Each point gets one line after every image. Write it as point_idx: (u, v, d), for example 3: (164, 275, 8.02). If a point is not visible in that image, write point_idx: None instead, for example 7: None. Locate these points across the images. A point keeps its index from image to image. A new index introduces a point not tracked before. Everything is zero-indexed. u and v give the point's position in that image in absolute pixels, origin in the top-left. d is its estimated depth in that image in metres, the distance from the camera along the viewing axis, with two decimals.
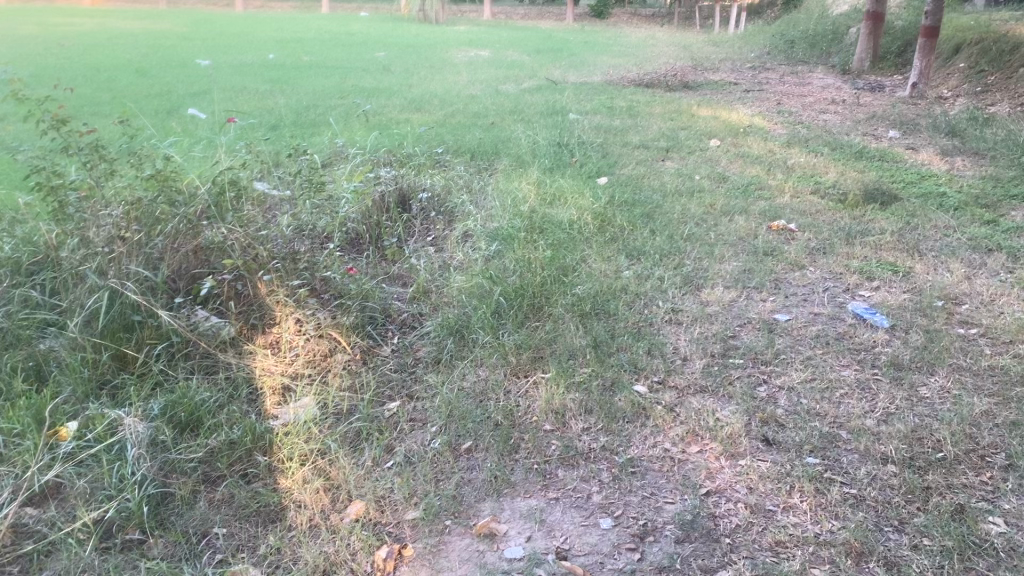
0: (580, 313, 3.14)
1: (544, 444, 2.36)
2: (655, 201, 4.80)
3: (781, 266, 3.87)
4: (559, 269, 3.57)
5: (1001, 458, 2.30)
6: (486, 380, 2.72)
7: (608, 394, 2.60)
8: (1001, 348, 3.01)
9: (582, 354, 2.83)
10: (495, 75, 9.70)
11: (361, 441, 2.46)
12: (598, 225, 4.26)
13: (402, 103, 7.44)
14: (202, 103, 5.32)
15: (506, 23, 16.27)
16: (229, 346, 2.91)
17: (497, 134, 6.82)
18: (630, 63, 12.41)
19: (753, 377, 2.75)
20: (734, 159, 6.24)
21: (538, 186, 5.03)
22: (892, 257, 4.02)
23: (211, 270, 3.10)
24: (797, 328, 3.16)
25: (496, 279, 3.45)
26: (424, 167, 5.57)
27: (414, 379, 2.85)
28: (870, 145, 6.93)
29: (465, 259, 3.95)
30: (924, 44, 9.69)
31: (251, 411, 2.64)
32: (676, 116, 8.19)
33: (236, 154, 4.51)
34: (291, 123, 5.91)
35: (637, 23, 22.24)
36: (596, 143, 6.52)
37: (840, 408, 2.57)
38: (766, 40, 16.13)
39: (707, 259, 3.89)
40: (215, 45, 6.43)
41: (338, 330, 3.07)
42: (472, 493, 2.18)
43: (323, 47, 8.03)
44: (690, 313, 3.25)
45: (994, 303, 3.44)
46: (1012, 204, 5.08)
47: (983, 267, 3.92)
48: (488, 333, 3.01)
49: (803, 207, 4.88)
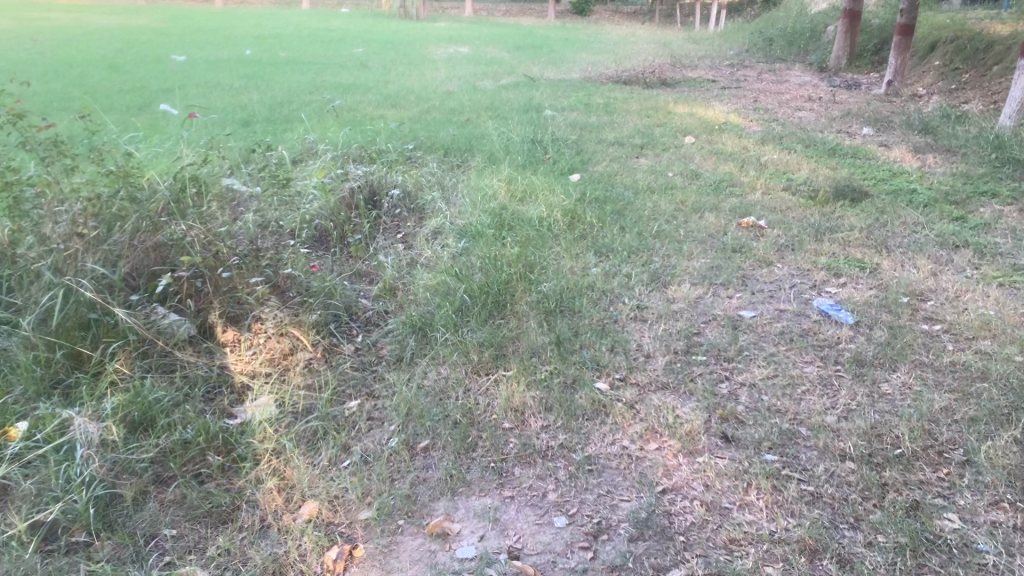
0: (545, 311, 3.12)
1: (502, 441, 2.34)
2: (627, 198, 4.80)
3: (749, 263, 3.87)
4: (526, 266, 3.55)
5: (958, 454, 2.30)
6: (447, 377, 2.70)
7: (568, 391, 2.59)
8: (964, 344, 3.02)
9: (545, 351, 2.81)
10: (473, 71, 9.69)
11: (318, 441, 2.43)
12: (568, 222, 4.25)
13: (378, 98, 7.40)
14: (174, 98, 5.26)
15: (487, 19, 16.21)
16: (187, 344, 2.86)
17: (471, 130, 6.80)
18: (609, 60, 12.40)
19: (715, 374, 2.74)
20: (708, 156, 6.25)
21: (510, 183, 5.01)
22: (860, 254, 4.03)
23: (170, 267, 3.04)
24: (762, 325, 3.16)
25: (462, 277, 3.42)
26: (396, 164, 5.53)
27: (374, 378, 2.82)
28: (843, 142, 6.96)
29: (433, 256, 3.93)
30: (899, 42, 9.75)
31: (206, 411, 2.61)
32: (653, 113, 8.19)
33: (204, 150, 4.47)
34: (263, 119, 5.85)
35: (618, 20, 22.24)
36: (570, 140, 6.51)
37: (800, 405, 2.57)
38: (745, 38, 16.18)
39: (675, 256, 3.89)
40: (191, 41, 6.44)
41: (298, 328, 3.06)
42: (426, 492, 2.15)
43: (301, 44, 8.04)
44: (655, 310, 3.24)
45: (959, 299, 3.46)
46: (982, 201, 5.11)
47: (950, 263, 3.94)
48: (451, 330, 2.98)
49: (774, 204, 4.89)
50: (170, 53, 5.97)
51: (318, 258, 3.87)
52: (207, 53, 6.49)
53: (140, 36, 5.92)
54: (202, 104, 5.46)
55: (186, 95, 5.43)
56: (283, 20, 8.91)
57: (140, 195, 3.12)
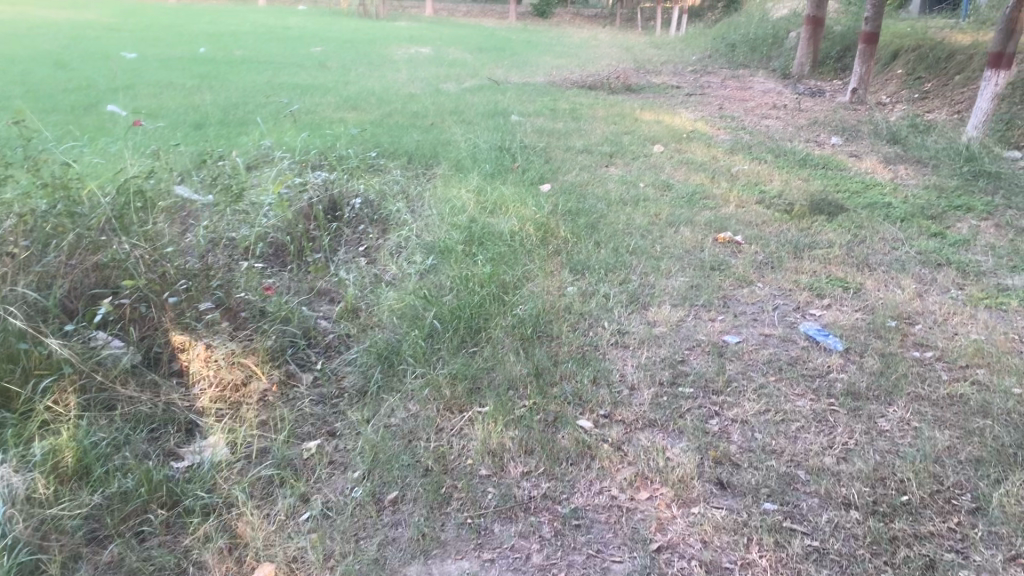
0: (521, 338, 2.91)
1: (479, 492, 2.13)
2: (600, 211, 4.62)
3: (729, 282, 3.70)
4: (498, 286, 3.34)
5: (968, 501, 2.15)
6: (416, 415, 2.47)
7: (550, 430, 2.38)
8: (959, 373, 2.88)
9: (523, 385, 2.61)
10: (436, 73, 9.45)
11: (274, 490, 2.20)
12: (540, 236, 4.05)
13: (338, 100, 7.13)
14: (123, 99, 4.97)
15: (448, 20, 15.96)
16: (129, 377, 2.58)
17: (435, 135, 6.57)
18: (573, 64, 12.26)
19: (705, 410, 2.56)
20: (678, 166, 6.10)
21: (479, 194, 4.80)
22: (842, 272, 3.89)
23: (112, 290, 2.78)
24: (749, 352, 2.99)
25: (431, 298, 3.20)
26: (357, 172, 5.28)
27: (336, 416, 2.59)
28: (813, 152, 6.86)
29: (399, 273, 3.70)
30: (864, 50, 9.73)
31: (152, 453, 2.37)
32: (619, 120, 8.03)
33: (153, 155, 4.20)
34: (217, 123, 5.57)
35: (580, 23, 22.15)
36: (538, 147, 6.31)
37: (796, 444, 2.40)
38: (707, 43, 16.15)
39: (653, 275, 3.71)
40: (141, 41, 6.18)
41: (253, 357, 2.83)
42: (397, 554, 1.93)
43: (257, 44, 7.79)
44: (636, 335, 3.05)
45: (948, 323, 3.34)
46: (957, 215, 5.03)
47: (934, 283, 3.82)
48: (420, 361, 2.76)
49: (749, 218, 4.75)
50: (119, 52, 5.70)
51: (274, 276, 3.64)
52: (159, 54, 6.20)
53: (87, 33, 5.65)
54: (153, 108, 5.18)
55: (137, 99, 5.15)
56: (239, 19, 8.60)
57: (79, 210, 2.87)
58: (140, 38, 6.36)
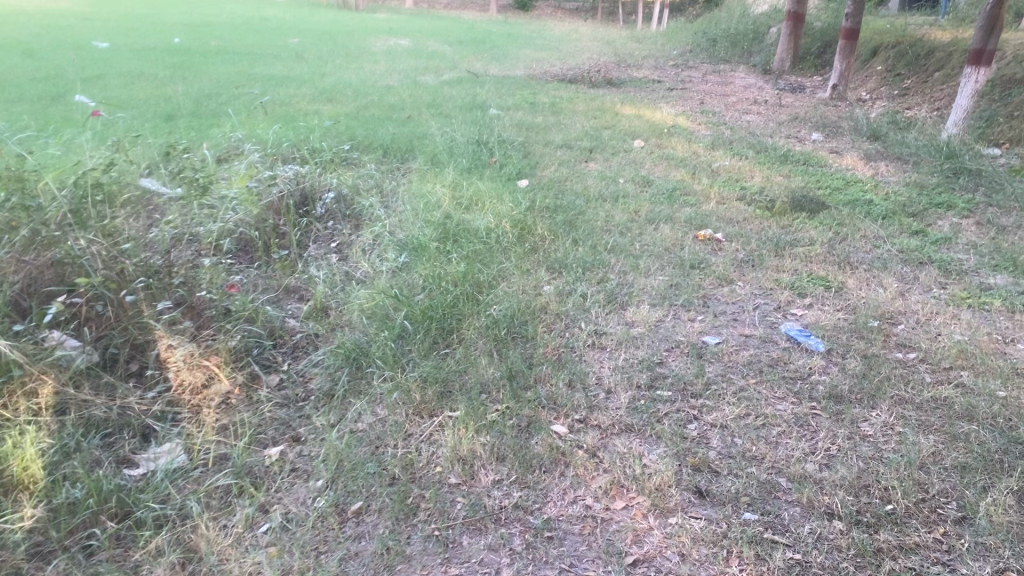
0: (494, 339, 2.82)
1: (447, 503, 2.04)
2: (578, 207, 4.53)
3: (709, 281, 3.63)
4: (472, 285, 3.25)
5: (955, 510, 2.08)
6: (384, 421, 2.37)
7: (523, 436, 2.29)
8: (943, 376, 2.81)
9: (496, 389, 2.51)
10: (414, 65, 9.32)
11: (231, 501, 2.10)
12: (517, 233, 3.95)
13: (314, 92, 6.99)
14: (92, 88, 4.82)
15: (428, 12, 15.78)
16: (83, 379, 2.47)
17: (412, 129, 6.45)
18: (554, 58, 12.15)
19: (683, 414, 2.48)
20: (658, 162, 6.02)
21: (454, 188, 4.69)
22: (823, 270, 3.83)
23: (67, 288, 2.65)
24: (729, 354, 2.91)
25: (402, 297, 3.09)
26: (331, 166, 5.16)
27: (300, 421, 2.49)
28: (794, 148, 6.81)
29: (370, 270, 3.60)
30: (845, 46, 9.69)
31: (104, 459, 2.25)
32: (600, 115, 7.94)
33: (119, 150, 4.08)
34: (187, 115, 5.43)
35: (561, 17, 22.03)
36: (517, 141, 6.21)
37: (777, 451, 2.32)
38: (689, 37, 16.09)
39: (631, 273, 3.62)
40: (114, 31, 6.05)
41: (215, 357, 2.70)
42: (358, 569, 1.83)
43: (234, 34, 7.64)
44: (613, 337, 2.96)
45: (931, 323, 3.28)
46: (938, 213, 4.98)
47: (916, 282, 3.77)
48: (389, 363, 2.65)
49: (729, 215, 4.68)
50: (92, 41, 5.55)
51: (241, 273, 3.52)
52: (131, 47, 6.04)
53: (59, 22, 5.51)
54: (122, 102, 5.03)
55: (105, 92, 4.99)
56: (214, 10, 8.43)
57: (35, 202, 2.73)
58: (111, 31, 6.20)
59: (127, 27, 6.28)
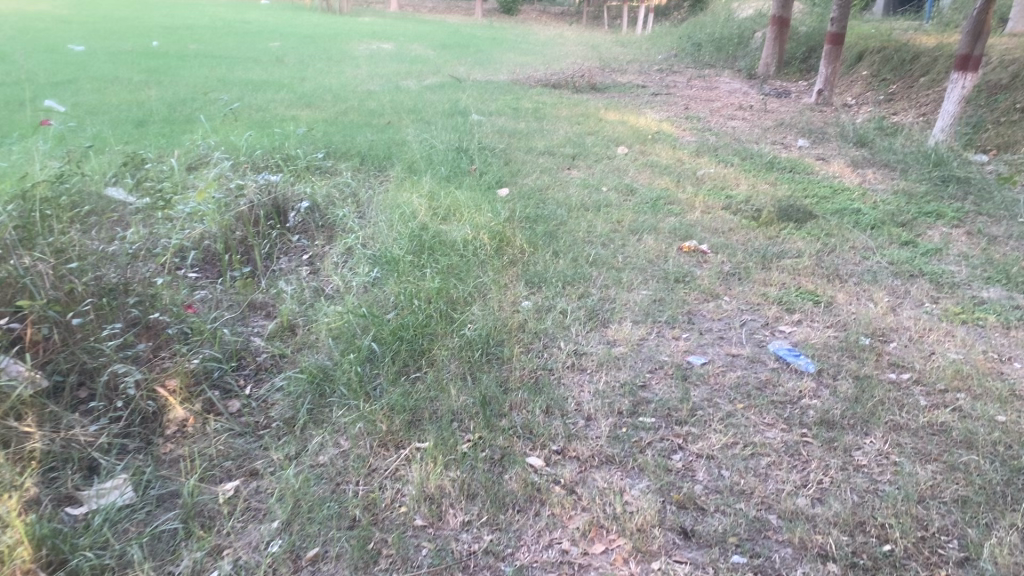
0: (468, 361, 2.66)
1: (411, 548, 1.88)
2: (559, 217, 4.39)
3: (694, 296, 3.49)
4: (447, 303, 3.10)
5: (956, 550, 1.95)
6: (346, 454, 2.21)
7: (496, 471, 2.14)
8: (939, 399, 2.68)
9: (468, 417, 2.36)
10: (396, 69, 9.16)
11: (178, 546, 1.93)
12: (495, 246, 3.79)
13: (291, 96, 6.79)
14: (59, 96, 4.86)
15: (412, 16, 15.60)
16: (26, 410, 2.23)
17: (390, 135, 6.30)
18: (538, 63, 12.02)
19: (667, 443, 2.33)
20: (642, 169, 5.89)
21: (432, 197, 4.53)
22: (812, 284, 3.70)
23: (11, 310, 2.45)
24: (716, 375, 2.77)
25: (372, 315, 2.93)
26: (305, 174, 4.99)
27: (259, 452, 2.33)
28: (780, 155, 6.70)
29: (340, 286, 3.44)
30: (831, 51, 9.61)
31: (45, 498, 2.06)
32: (584, 120, 7.81)
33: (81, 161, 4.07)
34: (159, 121, 5.27)
35: (547, 21, 21.91)
36: (498, 148, 6.06)
37: (767, 484, 2.18)
38: (674, 42, 15.99)
39: (614, 288, 3.48)
40: (87, 38, 6.10)
41: (170, 383, 2.54)
42: None
43: (212, 37, 7.68)
44: (594, 357, 2.81)
45: (924, 341, 3.15)
46: (928, 222, 4.87)
47: (907, 296, 3.64)
48: (355, 389, 2.49)
49: (715, 225, 4.55)
50: (64, 49, 5.57)
51: (206, 288, 3.38)
52: (103, 53, 5.90)
53: (28, 36, 5.57)
54: (88, 112, 4.88)
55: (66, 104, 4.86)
56: (194, 13, 8.47)
57: None
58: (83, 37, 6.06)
59: (101, 34, 6.33)
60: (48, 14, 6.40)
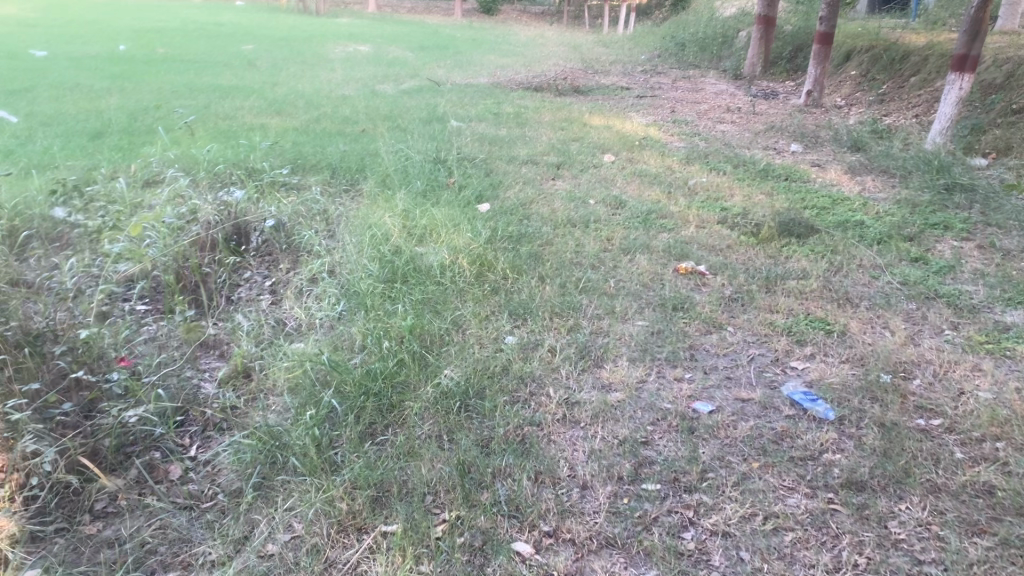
0: (443, 418, 2.33)
1: None
2: (544, 236, 4.06)
3: (695, 326, 3.17)
4: (421, 344, 2.77)
5: None
6: (302, 542, 1.89)
7: (478, 564, 1.82)
8: (977, 450, 2.37)
9: (444, 492, 2.03)
10: (372, 73, 8.79)
11: None
12: (475, 272, 3.46)
13: (260, 103, 6.41)
14: (13, 105, 4.47)
15: (390, 17, 15.17)
16: None
17: (364, 144, 5.94)
18: (519, 64, 11.65)
19: (676, 517, 2.02)
20: (630, 179, 5.57)
21: (406, 214, 4.19)
22: (821, 310, 3.39)
23: None
24: (726, 426, 2.45)
25: (336, 362, 2.59)
26: (269, 190, 4.63)
27: (198, 532, 2.00)
28: (774, 161, 6.40)
29: (304, 324, 3.09)
30: (819, 51, 9.31)
31: None
32: (568, 126, 7.48)
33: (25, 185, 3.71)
34: (116, 132, 4.87)
35: (527, 21, 21.53)
36: (477, 158, 5.73)
37: (796, 569, 1.87)
38: (657, 42, 15.69)
39: (607, 319, 3.15)
40: (52, 38, 5.75)
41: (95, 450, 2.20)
42: None
43: (183, 39, 7.32)
44: (588, 407, 2.49)
45: (950, 378, 2.84)
46: (935, 234, 4.59)
47: (924, 322, 3.34)
48: (314, 455, 2.15)
49: (711, 242, 4.24)
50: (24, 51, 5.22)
51: (151, 325, 3.07)
52: (64, 59, 5.42)
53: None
54: (42, 123, 4.38)
55: (19, 115, 4.38)
56: (165, 13, 8.13)
57: None
58: (47, 41, 5.65)
59: (67, 35, 6.00)
60: (12, 16, 6.03)
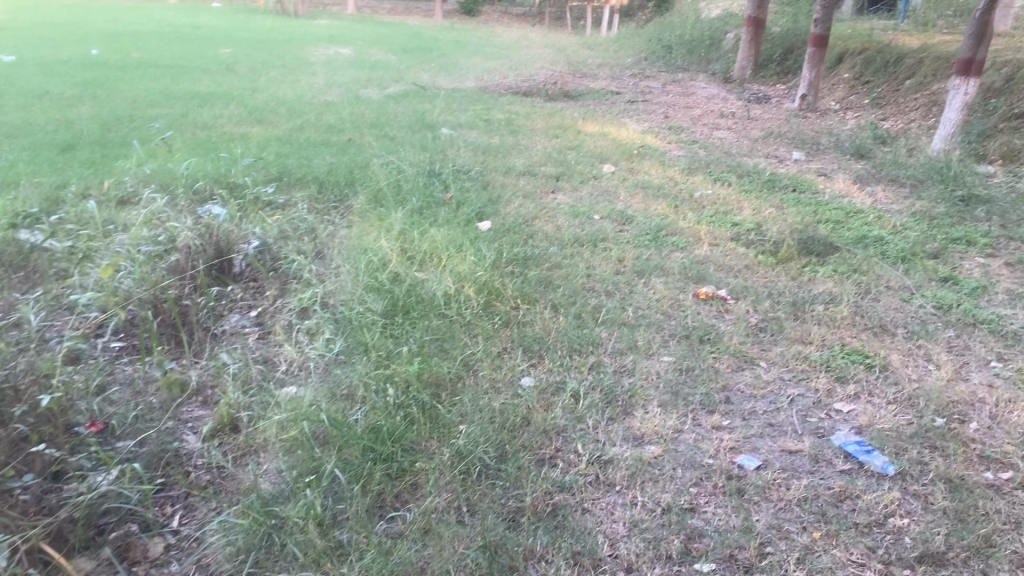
0: (462, 487, 2.06)
1: None
2: (551, 258, 3.79)
3: (726, 361, 2.91)
4: (430, 393, 2.49)
5: None
6: None
7: None
8: None
9: None
10: (356, 77, 8.48)
11: None
12: (483, 302, 3.18)
13: (241, 111, 6.08)
14: None
15: (372, 19, 14.84)
16: None
17: (352, 156, 5.65)
18: (505, 68, 11.35)
19: None
20: (633, 191, 5.31)
21: (403, 234, 3.90)
22: (858, 341, 3.13)
23: None
24: (778, 486, 2.18)
25: (336, 417, 2.30)
26: (252, 209, 4.32)
27: None
28: (778, 170, 6.16)
29: (298, 367, 2.81)
30: (813, 53, 9.10)
31: None
32: (562, 133, 7.21)
33: None
34: (89, 144, 4.49)
35: (508, 22, 21.25)
36: (472, 170, 5.45)
37: None
38: (643, 44, 15.46)
39: (630, 355, 2.88)
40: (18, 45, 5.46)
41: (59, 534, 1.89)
42: None
43: (160, 44, 7.01)
44: (623, 465, 2.21)
45: (1009, 420, 2.60)
46: (959, 250, 4.36)
47: (968, 353, 3.09)
48: (316, 537, 1.87)
49: (728, 263, 3.98)
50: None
51: (125, 368, 2.77)
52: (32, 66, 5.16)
53: None
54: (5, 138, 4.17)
55: None
56: (142, 17, 7.82)
57: None
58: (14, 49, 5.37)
59: (36, 41, 5.70)
60: None
